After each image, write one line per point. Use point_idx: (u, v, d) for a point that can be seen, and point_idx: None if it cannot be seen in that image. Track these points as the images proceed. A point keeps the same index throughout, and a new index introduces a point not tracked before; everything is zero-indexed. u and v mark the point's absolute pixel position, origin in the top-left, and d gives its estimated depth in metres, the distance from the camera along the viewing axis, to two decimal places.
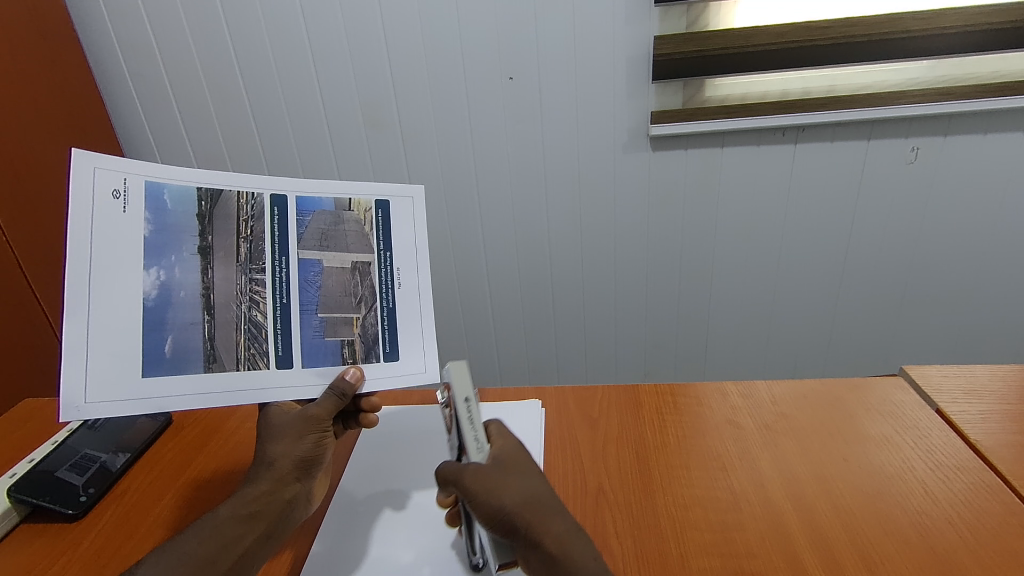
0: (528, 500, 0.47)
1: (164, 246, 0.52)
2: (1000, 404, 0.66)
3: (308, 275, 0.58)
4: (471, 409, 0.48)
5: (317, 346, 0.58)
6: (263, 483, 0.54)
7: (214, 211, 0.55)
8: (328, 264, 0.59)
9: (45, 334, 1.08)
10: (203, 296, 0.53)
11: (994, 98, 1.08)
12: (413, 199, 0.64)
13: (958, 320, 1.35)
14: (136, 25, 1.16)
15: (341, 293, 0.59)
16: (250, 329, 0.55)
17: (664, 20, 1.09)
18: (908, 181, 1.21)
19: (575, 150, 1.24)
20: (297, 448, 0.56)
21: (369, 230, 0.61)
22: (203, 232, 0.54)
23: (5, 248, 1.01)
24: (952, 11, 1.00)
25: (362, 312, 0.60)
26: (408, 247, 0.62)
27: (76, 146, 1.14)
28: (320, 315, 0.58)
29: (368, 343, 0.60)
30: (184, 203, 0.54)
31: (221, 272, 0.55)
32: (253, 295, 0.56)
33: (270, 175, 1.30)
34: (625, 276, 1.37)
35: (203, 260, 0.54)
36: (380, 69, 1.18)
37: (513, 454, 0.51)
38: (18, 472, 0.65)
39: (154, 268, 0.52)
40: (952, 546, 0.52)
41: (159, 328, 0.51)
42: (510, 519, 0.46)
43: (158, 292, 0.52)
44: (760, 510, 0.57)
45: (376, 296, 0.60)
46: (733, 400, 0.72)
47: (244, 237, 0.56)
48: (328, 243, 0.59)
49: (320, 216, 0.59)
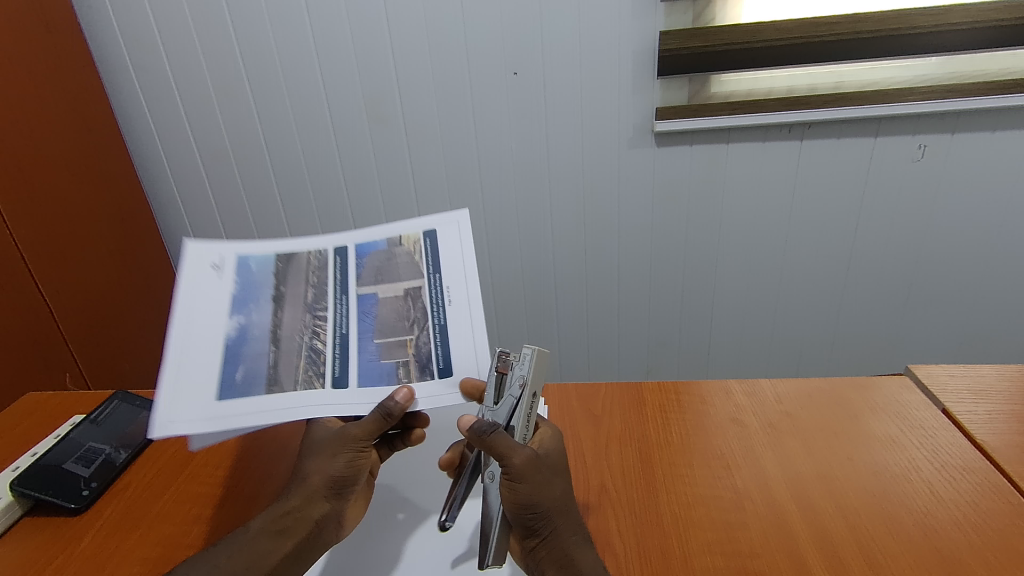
0: (556, 504, 0.50)
1: (247, 299, 0.60)
2: (1008, 405, 0.66)
3: (365, 306, 0.60)
4: (532, 406, 0.53)
5: (372, 368, 0.57)
6: (293, 499, 0.53)
7: (287, 269, 0.63)
8: (383, 295, 0.61)
9: (48, 324, 1.07)
10: (272, 331, 0.58)
11: (1002, 96, 1.07)
12: (459, 223, 0.64)
13: (965, 320, 1.34)
14: (138, 18, 1.15)
15: (396, 319, 0.60)
16: (310, 355, 0.57)
17: (670, 14, 1.08)
18: (915, 179, 1.20)
19: (579, 146, 1.23)
20: (331, 465, 0.55)
21: (420, 258, 0.63)
22: (277, 285, 0.62)
23: (7, 239, 1.00)
24: (962, 6, 0.99)
25: (416, 332, 0.59)
26: (456, 265, 0.62)
27: (74, 137, 1.13)
28: (375, 340, 0.59)
29: (422, 361, 0.57)
30: (265, 265, 0.63)
31: (288, 314, 0.60)
32: (315, 327, 0.59)
33: (273, 170, 1.30)
34: (629, 272, 1.37)
35: (274, 305, 0.60)
36: (383, 64, 1.17)
37: (563, 458, 0.54)
38: (20, 466, 0.66)
39: (236, 314, 0.59)
40: (959, 547, 0.51)
41: (234, 359, 0.55)
42: (548, 515, 0.49)
43: (237, 332, 0.57)
44: (764, 509, 0.57)
45: (428, 315, 0.59)
46: (736, 399, 0.71)
47: (311, 284, 0.62)
48: (384, 276, 0.62)
49: (375, 255, 0.63)
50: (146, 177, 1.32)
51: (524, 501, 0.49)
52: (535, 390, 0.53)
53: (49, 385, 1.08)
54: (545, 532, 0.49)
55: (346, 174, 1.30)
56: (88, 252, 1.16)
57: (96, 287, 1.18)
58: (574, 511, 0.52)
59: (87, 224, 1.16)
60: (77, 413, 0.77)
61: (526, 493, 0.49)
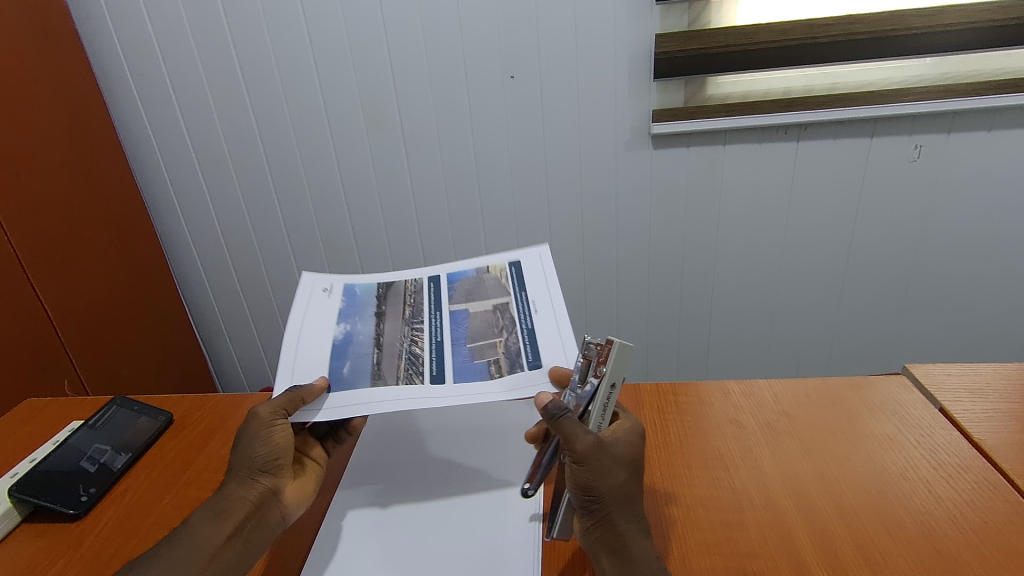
0: (615, 492, 0.50)
1: (353, 314, 0.66)
2: (1005, 403, 0.66)
3: (457, 319, 0.64)
4: (610, 394, 0.52)
5: (466, 367, 0.59)
6: (224, 486, 0.55)
7: (387, 293, 0.69)
8: (473, 310, 0.65)
9: (46, 329, 1.07)
10: (375, 339, 0.63)
11: (998, 96, 1.07)
12: (540, 255, 0.69)
13: (963, 319, 1.34)
14: (136, 25, 1.16)
15: (486, 327, 0.63)
16: (410, 358, 0.61)
17: (666, 17, 1.09)
18: (912, 179, 1.20)
19: (576, 148, 1.23)
20: (251, 448, 0.56)
21: (507, 281, 0.67)
22: (379, 303, 0.67)
23: (6, 246, 1.00)
24: (956, 7, 0.99)
25: (505, 336, 0.62)
26: (541, 283, 0.66)
27: (72, 144, 1.13)
28: (468, 345, 0.62)
29: (512, 358, 0.59)
30: (368, 291, 0.69)
31: (389, 325, 0.65)
32: (413, 336, 0.63)
33: (272, 175, 1.30)
34: (627, 274, 1.37)
35: (377, 318, 0.66)
36: (380, 68, 1.17)
37: (635, 449, 0.53)
38: (18, 472, 0.66)
39: (343, 326, 0.65)
40: (956, 545, 0.51)
41: (342, 358, 0.62)
42: (602, 500, 0.50)
43: (343, 338, 0.64)
44: (762, 509, 0.57)
45: (517, 323, 0.62)
46: (735, 399, 0.71)
47: (408, 303, 0.67)
48: (474, 295, 0.66)
49: (466, 280, 0.68)
50: (144, 183, 1.33)
51: (582, 484, 0.50)
52: (614, 380, 0.52)
53: (48, 391, 1.07)
54: (601, 517, 0.50)
55: (344, 179, 1.30)
56: (86, 258, 1.16)
57: (95, 293, 1.18)
58: (635, 501, 0.51)
59: (86, 230, 1.16)
60: (76, 418, 0.77)
61: (585, 477, 0.50)
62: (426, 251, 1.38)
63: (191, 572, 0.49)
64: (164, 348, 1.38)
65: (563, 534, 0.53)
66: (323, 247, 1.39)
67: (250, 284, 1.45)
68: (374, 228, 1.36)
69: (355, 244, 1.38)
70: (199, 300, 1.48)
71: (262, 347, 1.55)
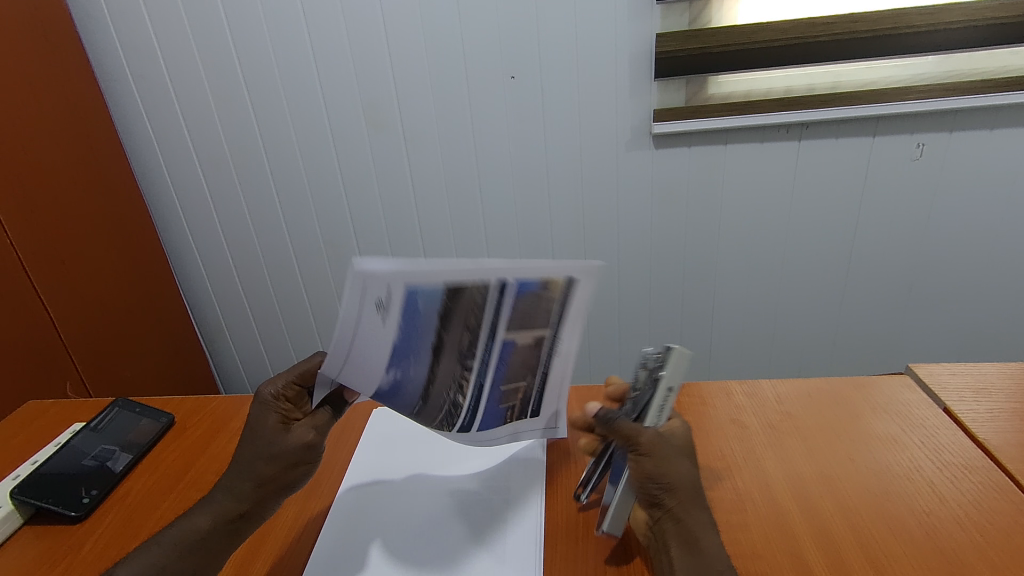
0: (684, 484, 0.49)
1: (406, 350, 0.51)
2: (1010, 403, 0.65)
3: (503, 353, 0.53)
4: (667, 398, 0.51)
5: (490, 412, 0.58)
6: (244, 498, 0.53)
7: (451, 307, 0.49)
8: (519, 342, 0.53)
9: (48, 333, 1.07)
10: (423, 389, 0.54)
11: (1001, 94, 1.07)
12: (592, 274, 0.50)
13: (967, 319, 1.33)
14: (137, 27, 1.16)
15: (521, 365, 0.55)
16: (450, 409, 0.57)
17: (666, 17, 1.09)
18: (915, 178, 1.20)
19: (577, 148, 1.23)
20: (286, 470, 0.55)
21: (559, 313, 0.52)
22: (439, 330, 0.50)
23: (9, 249, 1.00)
24: (958, 5, 0.99)
25: (528, 380, 0.57)
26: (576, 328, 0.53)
27: (74, 147, 1.14)
28: (501, 387, 0.56)
29: (525, 405, 0.59)
30: (433, 302, 0.48)
31: (442, 364, 0.53)
32: (462, 379, 0.54)
33: (273, 177, 1.30)
34: (629, 274, 1.37)
35: (433, 356, 0.52)
36: (381, 69, 1.17)
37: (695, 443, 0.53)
38: (20, 475, 0.66)
39: (393, 368, 0.52)
40: (961, 546, 0.51)
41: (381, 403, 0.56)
42: (669, 492, 0.49)
43: (392, 384, 0.53)
44: (765, 510, 0.56)
45: (541, 365, 0.56)
46: (737, 400, 0.71)
47: (468, 327, 0.50)
48: (527, 321, 0.52)
49: (528, 296, 0.50)
50: (146, 185, 1.33)
51: (649, 476, 0.49)
52: (670, 386, 0.51)
53: (49, 393, 1.07)
54: (669, 512, 0.49)
55: (345, 180, 1.30)
56: (88, 260, 1.16)
57: (97, 295, 1.18)
58: (704, 496, 0.50)
59: (88, 232, 1.16)
60: (78, 420, 0.78)
61: (652, 469, 0.49)
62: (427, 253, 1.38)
63: None
64: (166, 350, 1.38)
65: (613, 529, 0.53)
66: (324, 249, 1.39)
67: (252, 286, 1.45)
68: (376, 230, 1.36)
69: (357, 246, 1.38)
70: (200, 302, 1.48)
71: (264, 349, 1.55)
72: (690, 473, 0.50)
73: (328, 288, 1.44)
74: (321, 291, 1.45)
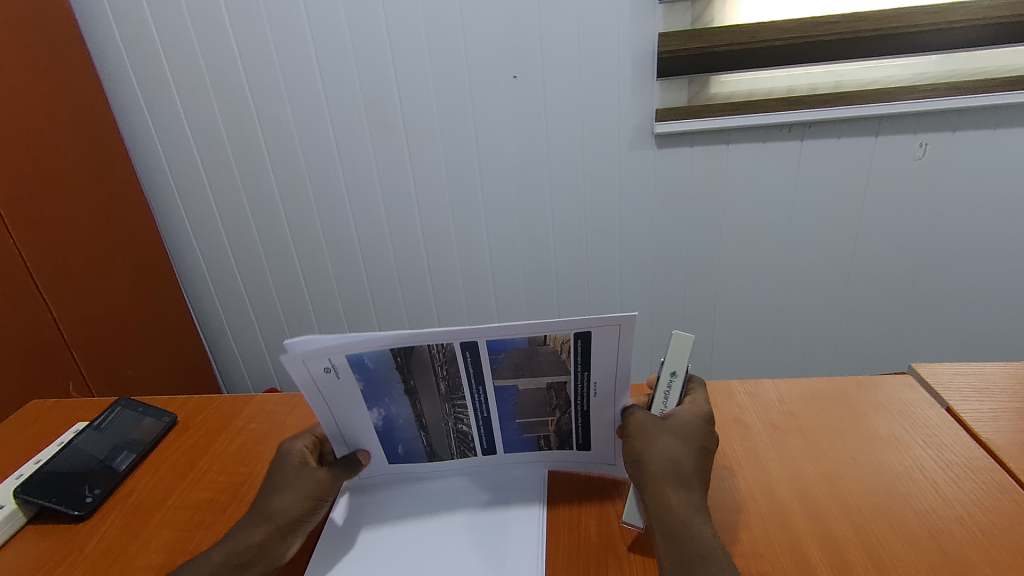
0: (659, 460, 0.51)
1: (379, 394, 0.56)
2: (1013, 402, 0.65)
3: (503, 398, 0.56)
4: (671, 383, 0.56)
5: (516, 440, 0.59)
6: (257, 533, 0.53)
7: (409, 362, 0.54)
8: (523, 387, 0.55)
9: (52, 333, 1.07)
10: (417, 422, 0.58)
11: (1004, 93, 1.06)
12: (621, 328, 0.51)
13: (970, 319, 1.33)
14: (140, 27, 1.17)
15: (538, 405, 0.56)
16: (459, 437, 0.59)
17: (669, 16, 1.09)
18: (917, 177, 1.19)
19: (580, 147, 1.23)
20: (299, 507, 0.55)
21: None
22: (405, 378, 0.55)
23: (11, 249, 1.00)
24: (961, 4, 0.99)
25: (557, 415, 0.57)
26: (610, 365, 0.53)
27: (76, 146, 1.14)
28: (517, 420, 0.58)
29: (562, 435, 0.59)
30: (382, 361, 0.54)
31: (427, 405, 0.56)
32: (457, 415, 0.57)
33: (275, 176, 1.30)
34: (632, 274, 1.37)
35: (410, 399, 0.56)
36: (383, 68, 1.17)
37: (695, 428, 0.54)
38: (24, 474, 0.66)
39: (377, 407, 0.57)
40: (964, 546, 0.51)
41: (390, 439, 0.60)
42: (644, 467, 0.51)
43: (384, 422, 0.58)
44: (768, 510, 0.56)
45: (572, 404, 0.56)
46: (739, 399, 0.71)
47: (441, 377, 0.54)
48: (527, 371, 0.54)
49: (514, 352, 0.53)
50: (149, 185, 1.33)
51: (629, 453, 0.53)
52: (672, 369, 0.56)
53: (51, 392, 1.07)
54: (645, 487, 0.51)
55: (347, 179, 1.30)
56: (90, 260, 1.16)
57: (100, 295, 1.18)
58: (688, 475, 0.51)
59: (90, 232, 1.17)
60: (82, 419, 0.78)
61: (630, 446, 0.53)
62: (429, 252, 1.38)
63: None
64: (168, 350, 1.38)
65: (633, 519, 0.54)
66: (326, 249, 1.39)
67: (254, 286, 1.45)
68: (377, 230, 1.36)
69: (358, 244, 1.38)
70: (203, 301, 1.49)
71: (266, 348, 1.55)
72: (670, 452, 0.52)
73: (329, 288, 1.44)
74: (323, 291, 1.45)
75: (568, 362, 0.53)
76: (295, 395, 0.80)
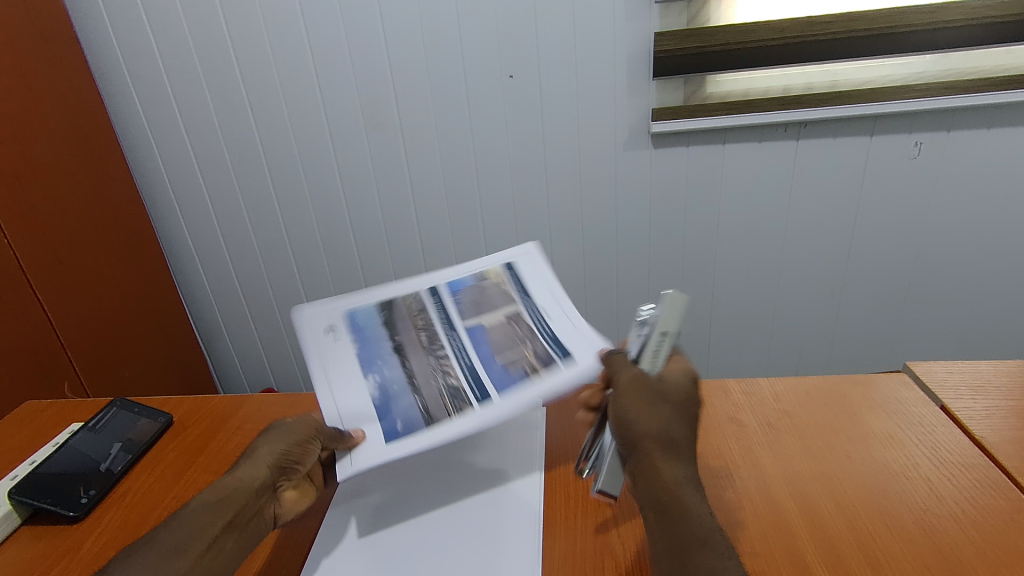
0: (655, 432, 0.49)
1: (371, 356, 0.62)
2: (1007, 400, 0.65)
3: (477, 337, 0.63)
4: (661, 342, 0.53)
5: (504, 378, 0.58)
6: (239, 472, 0.56)
7: (392, 316, 0.66)
8: (488, 324, 0.64)
9: (47, 333, 1.07)
10: (409, 382, 0.60)
11: (998, 93, 1.07)
12: (530, 253, 0.71)
13: (964, 318, 1.34)
14: (136, 27, 1.16)
15: (508, 342, 0.62)
16: (452, 395, 0.58)
17: (665, 16, 1.09)
18: (912, 176, 1.20)
19: (576, 147, 1.23)
20: (280, 443, 0.58)
21: (508, 288, 0.67)
22: (392, 334, 0.64)
23: (5, 249, 1.00)
24: (956, 4, 0.99)
25: (530, 345, 0.61)
26: (583, 337, 0.61)
27: (71, 145, 1.13)
28: (499, 360, 0.60)
29: (543, 358, 0.59)
30: (371, 320, 0.65)
31: (414, 360, 0.62)
32: (444, 368, 0.61)
33: (271, 177, 1.30)
34: (628, 273, 1.37)
35: (399, 356, 0.62)
36: (379, 69, 1.17)
37: (685, 391, 0.53)
38: (19, 475, 0.66)
39: (371, 375, 0.61)
40: (958, 544, 0.51)
41: (386, 416, 0.57)
42: (641, 440, 0.49)
43: (379, 392, 0.60)
44: (763, 508, 0.56)
45: (535, 330, 0.62)
46: (735, 398, 0.71)
47: (421, 328, 0.64)
48: (480, 306, 0.66)
49: (468, 290, 0.67)
50: (145, 186, 1.33)
51: (624, 419, 0.50)
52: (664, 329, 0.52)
53: (47, 393, 1.07)
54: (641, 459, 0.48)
55: (344, 179, 1.30)
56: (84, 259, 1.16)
57: (96, 295, 1.18)
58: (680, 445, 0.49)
59: (85, 232, 1.16)
60: (77, 420, 0.77)
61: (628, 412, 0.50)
62: (426, 253, 1.38)
63: (181, 544, 0.48)
64: (164, 350, 1.38)
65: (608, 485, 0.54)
66: (323, 250, 1.39)
67: (251, 287, 1.45)
68: (374, 231, 1.36)
69: (355, 245, 1.38)
70: (199, 302, 1.48)
71: (263, 349, 1.55)
72: (665, 421, 0.50)
73: (327, 288, 1.44)
74: (320, 292, 1.45)
75: (510, 290, 0.67)
76: (293, 394, 0.80)
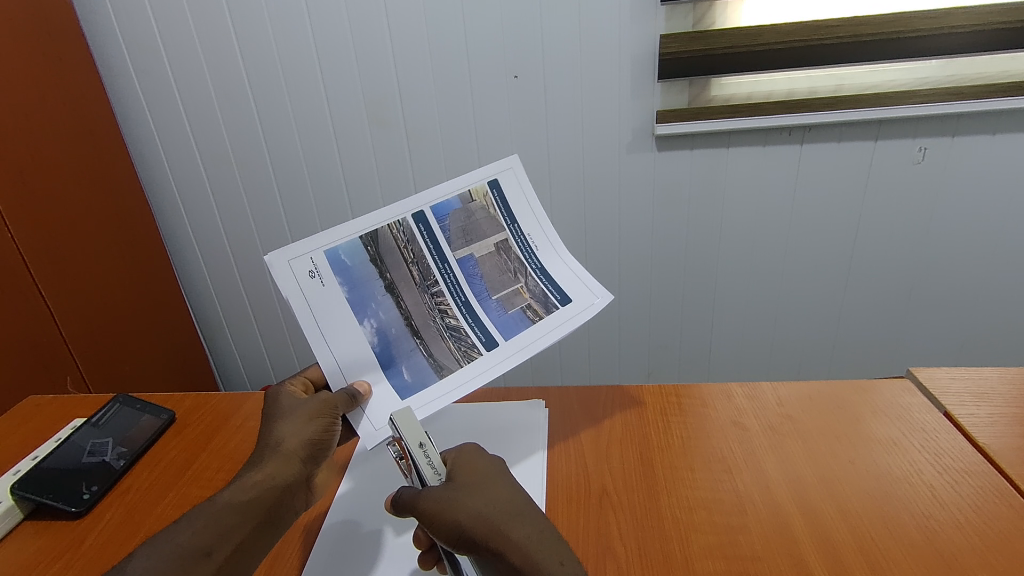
0: (483, 514, 0.47)
1: (363, 300, 0.58)
2: (1009, 407, 0.65)
3: (469, 270, 0.63)
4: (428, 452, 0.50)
5: (507, 321, 0.62)
6: (269, 467, 0.52)
7: (379, 250, 0.60)
8: (479, 254, 0.64)
9: (49, 328, 1.07)
10: (408, 324, 0.59)
11: (1003, 99, 1.07)
12: (513, 168, 0.68)
13: (966, 323, 1.34)
14: (142, 24, 1.17)
15: (499, 273, 0.64)
16: (452, 334, 0.60)
17: (671, 18, 1.09)
18: (916, 182, 1.20)
19: (580, 148, 1.23)
20: (307, 430, 0.55)
21: (495, 211, 0.66)
22: (381, 272, 0.59)
23: (9, 243, 1.00)
24: (963, 9, 0.99)
25: (523, 280, 0.65)
26: (573, 276, 0.66)
27: (75, 140, 1.13)
28: (495, 297, 0.63)
29: (541, 299, 0.64)
30: (357, 254, 0.58)
31: (409, 299, 0.60)
32: (440, 307, 0.61)
33: (274, 175, 1.30)
34: (630, 275, 1.37)
35: (393, 296, 0.59)
36: (385, 70, 1.17)
37: (471, 471, 0.51)
38: (21, 470, 0.66)
39: (365, 320, 0.58)
40: (961, 550, 0.51)
41: (393, 365, 0.58)
42: (472, 530, 0.46)
43: (378, 336, 0.58)
44: (764, 512, 0.56)
45: (526, 263, 0.65)
46: (738, 401, 0.71)
47: (410, 262, 0.61)
48: (471, 235, 0.64)
49: (455, 216, 0.63)
50: (148, 182, 1.33)
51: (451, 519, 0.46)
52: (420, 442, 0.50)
53: (49, 387, 1.07)
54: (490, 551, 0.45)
55: (348, 178, 1.30)
56: (87, 254, 1.16)
57: (98, 290, 1.18)
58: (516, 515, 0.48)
59: (88, 227, 1.16)
60: (79, 416, 0.78)
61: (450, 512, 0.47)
62: None
63: (219, 548, 0.46)
64: (166, 346, 1.38)
65: None
66: None
67: (253, 285, 1.45)
68: None
69: None
70: (201, 299, 1.48)
71: (264, 347, 1.55)
72: (483, 502, 0.48)
73: None
74: None
75: (496, 213, 0.66)
76: None
